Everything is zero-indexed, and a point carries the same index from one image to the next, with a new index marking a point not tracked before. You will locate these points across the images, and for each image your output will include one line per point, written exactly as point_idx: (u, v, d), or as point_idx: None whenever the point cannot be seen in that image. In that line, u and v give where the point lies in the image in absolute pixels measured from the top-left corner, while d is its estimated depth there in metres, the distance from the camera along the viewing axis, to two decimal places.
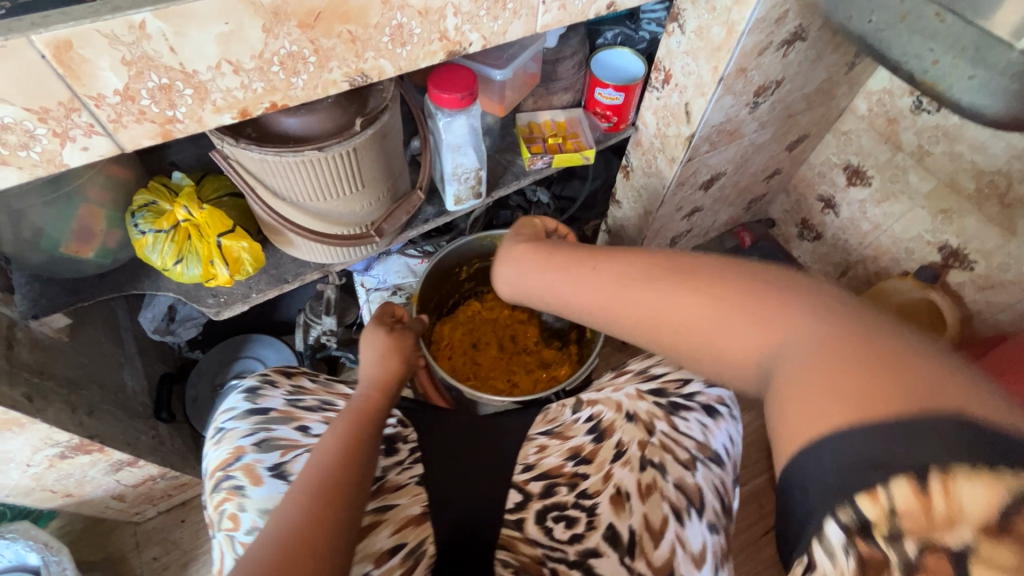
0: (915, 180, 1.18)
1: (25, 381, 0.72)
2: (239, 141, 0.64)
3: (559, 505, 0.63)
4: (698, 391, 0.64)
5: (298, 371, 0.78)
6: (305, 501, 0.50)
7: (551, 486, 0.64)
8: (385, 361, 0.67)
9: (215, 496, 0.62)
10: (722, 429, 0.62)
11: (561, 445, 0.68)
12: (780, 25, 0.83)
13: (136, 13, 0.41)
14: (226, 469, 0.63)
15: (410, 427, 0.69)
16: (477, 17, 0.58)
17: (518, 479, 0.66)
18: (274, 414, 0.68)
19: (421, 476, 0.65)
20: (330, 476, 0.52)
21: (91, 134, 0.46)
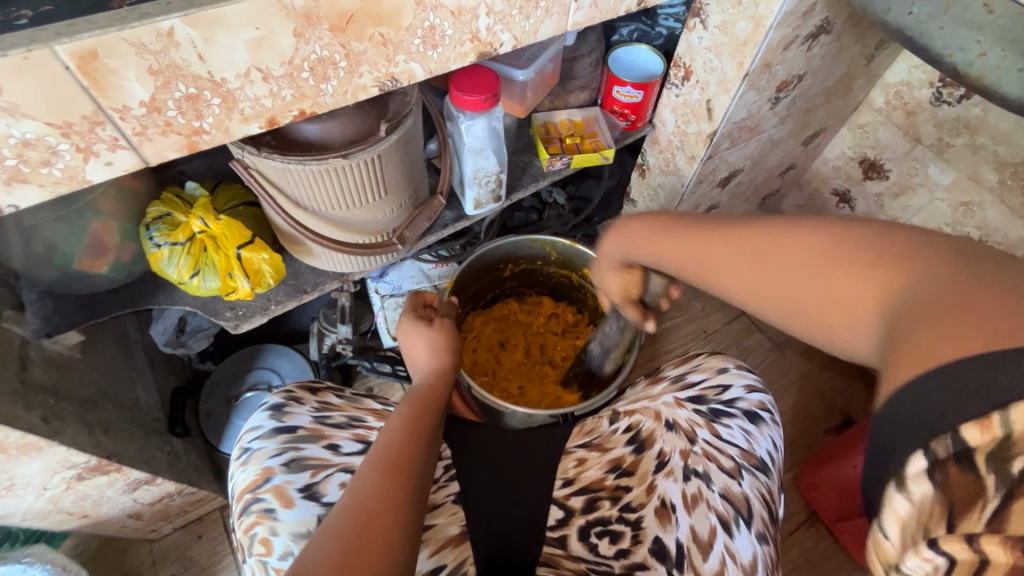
0: (935, 172, 1.16)
1: (40, 403, 0.69)
2: (261, 151, 0.61)
3: (603, 520, 0.61)
4: (739, 397, 0.67)
5: (323, 387, 0.76)
6: (374, 473, 0.49)
7: (593, 500, 0.62)
8: (436, 354, 0.67)
9: (244, 520, 0.59)
10: (765, 435, 0.65)
11: (601, 457, 0.67)
12: (807, 19, 0.81)
13: (164, 20, 0.38)
14: (255, 491, 0.60)
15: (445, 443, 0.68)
16: (510, 16, 0.55)
17: (558, 494, 0.63)
18: (302, 432, 0.66)
19: (458, 494, 0.63)
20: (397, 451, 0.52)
21: (115, 148, 0.44)
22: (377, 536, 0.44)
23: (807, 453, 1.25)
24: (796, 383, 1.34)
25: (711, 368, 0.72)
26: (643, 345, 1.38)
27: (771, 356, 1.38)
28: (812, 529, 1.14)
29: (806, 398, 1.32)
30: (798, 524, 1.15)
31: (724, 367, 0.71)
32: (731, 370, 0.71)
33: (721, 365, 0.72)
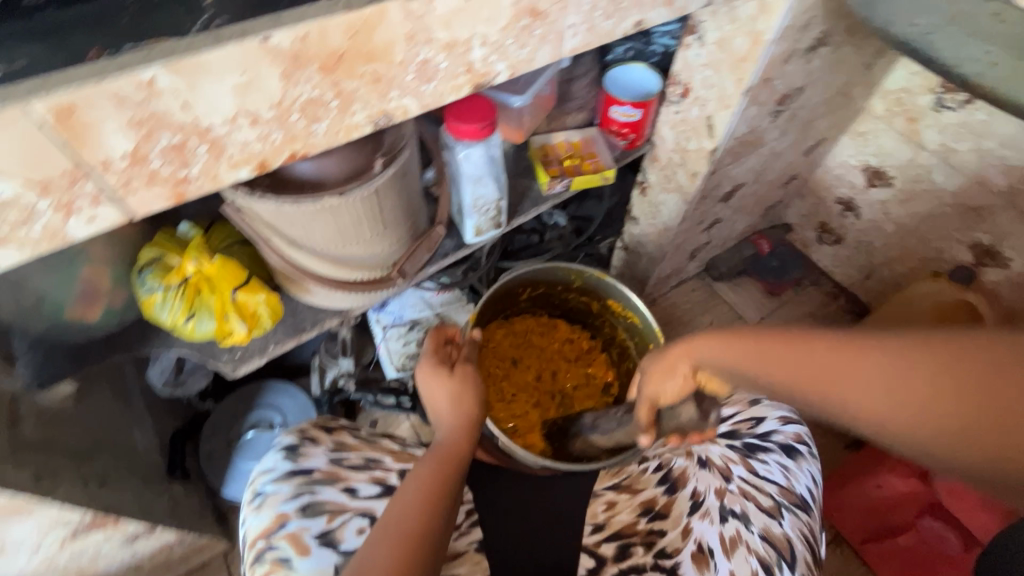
0: (941, 178, 1.15)
1: (33, 460, 0.67)
2: (253, 192, 0.59)
3: (637, 568, 0.57)
4: (774, 431, 0.67)
5: (338, 426, 0.73)
6: (388, 541, 0.48)
7: (626, 547, 0.59)
8: (460, 403, 0.63)
9: (257, 569, 0.56)
10: (804, 470, 0.63)
11: (631, 500, 0.64)
12: (805, 32, 0.80)
13: (144, 69, 0.36)
14: (270, 538, 0.57)
15: (466, 484, 0.65)
16: (504, 46, 0.54)
17: (588, 542, 0.60)
18: (319, 474, 0.63)
19: (480, 541, 0.60)
20: (413, 516, 0.50)
21: (97, 203, 0.42)
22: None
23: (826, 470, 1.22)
24: None
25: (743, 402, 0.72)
26: None
27: None
28: None
29: None
30: None
31: (756, 402, 0.72)
32: (764, 403, 0.70)
33: (753, 399, 0.72)
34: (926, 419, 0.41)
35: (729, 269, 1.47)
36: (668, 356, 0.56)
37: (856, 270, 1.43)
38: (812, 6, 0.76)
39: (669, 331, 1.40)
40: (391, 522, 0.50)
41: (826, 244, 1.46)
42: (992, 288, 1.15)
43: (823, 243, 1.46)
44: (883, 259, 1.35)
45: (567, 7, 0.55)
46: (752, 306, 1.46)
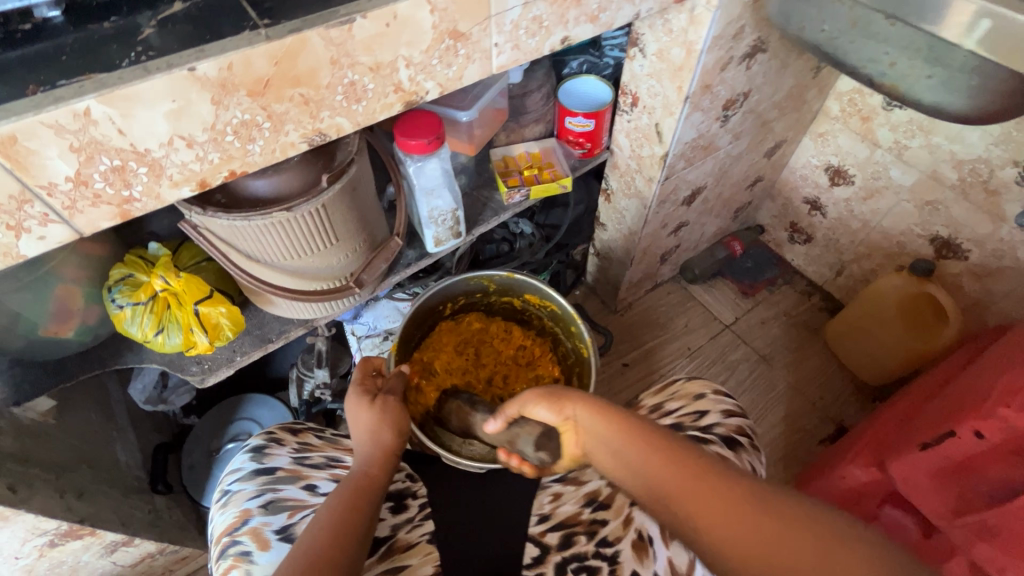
0: (898, 174, 1.18)
1: (10, 471, 0.70)
2: (206, 210, 0.63)
3: (580, 556, 0.59)
4: (716, 423, 0.68)
5: (304, 428, 0.77)
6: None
7: (570, 536, 0.61)
8: (376, 435, 0.63)
9: (221, 564, 0.58)
10: (746, 460, 0.64)
11: (577, 491, 0.66)
12: (738, 40, 0.83)
13: (78, 101, 0.41)
14: (233, 533, 0.59)
15: (420, 482, 0.68)
16: (430, 66, 0.58)
17: (534, 530, 0.62)
18: (281, 473, 0.66)
19: (433, 532, 0.62)
20: (315, 556, 0.49)
21: (46, 222, 0.46)
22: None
23: (802, 465, 1.24)
24: (786, 394, 1.33)
25: (688, 395, 0.73)
26: (627, 366, 1.38)
27: (757, 369, 1.37)
28: None
29: (797, 409, 1.31)
30: None
31: (702, 394, 0.72)
32: (708, 397, 0.72)
33: (699, 392, 0.73)
34: (710, 525, 0.46)
35: (703, 272, 1.47)
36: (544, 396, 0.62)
37: (828, 268, 1.45)
38: (741, 16, 0.80)
39: (644, 335, 1.43)
40: (291, 563, 0.48)
41: (798, 244, 1.48)
42: (954, 280, 1.18)
43: (795, 243, 1.49)
44: (852, 256, 1.37)
45: (488, 28, 0.59)
46: (728, 307, 1.47)
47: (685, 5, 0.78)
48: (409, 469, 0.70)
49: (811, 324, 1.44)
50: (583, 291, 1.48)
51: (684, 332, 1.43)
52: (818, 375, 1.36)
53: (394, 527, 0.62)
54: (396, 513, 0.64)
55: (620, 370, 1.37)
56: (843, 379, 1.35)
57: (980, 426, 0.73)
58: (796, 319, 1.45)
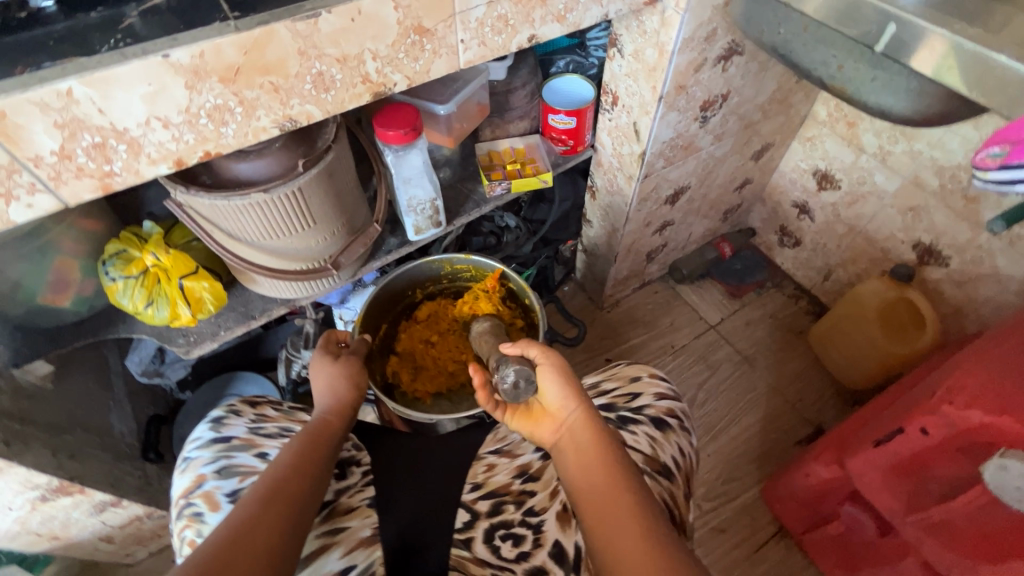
0: (881, 180, 1.18)
1: (5, 427, 0.75)
2: (190, 189, 0.68)
3: (507, 523, 0.65)
4: (647, 405, 0.74)
5: (264, 400, 0.79)
6: (252, 503, 0.55)
7: (500, 503, 0.66)
8: (334, 386, 0.71)
9: (179, 523, 0.64)
10: (671, 441, 0.71)
11: (510, 462, 0.71)
12: (711, 43, 0.86)
13: (61, 82, 0.45)
14: (188, 496, 0.65)
15: (365, 450, 0.72)
16: (397, 59, 0.62)
17: (467, 498, 0.67)
18: (236, 441, 0.69)
19: (373, 497, 0.67)
20: (278, 483, 0.57)
21: (33, 192, 0.51)
22: (245, 553, 0.50)
23: (776, 465, 1.25)
24: (766, 395, 1.35)
25: (625, 377, 0.79)
26: (610, 361, 1.40)
27: (738, 369, 1.39)
28: (782, 543, 1.15)
29: (775, 409, 1.32)
30: (766, 539, 1.16)
31: (638, 377, 0.79)
32: (644, 380, 0.78)
33: (636, 375, 0.79)
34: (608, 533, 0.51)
35: (691, 272, 1.48)
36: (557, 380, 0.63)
37: (815, 272, 1.45)
38: (712, 18, 0.82)
39: (629, 331, 1.45)
40: (257, 489, 0.57)
41: (787, 247, 1.49)
42: (935, 286, 1.18)
43: (784, 246, 1.49)
44: (838, 260, 1.38)
45: (453, 24, 0.63)
46: (714, 307, 1.49)
47: (656, 7, 0.81)
48: (357, 439, 0.74)
49: (796, 327, 1.45)
50: (571, 287, 1.51)
51: (668, 331, 1.45)
52: (799, 377, 1.37)
53: (338, 491, 0.67)
54: (339, 480, 0.68)
55: (603, 364, 1.40)
56: (825, 383, 1.36)
57: (926, 423, 0.72)
58: (781, 322, 1.46)
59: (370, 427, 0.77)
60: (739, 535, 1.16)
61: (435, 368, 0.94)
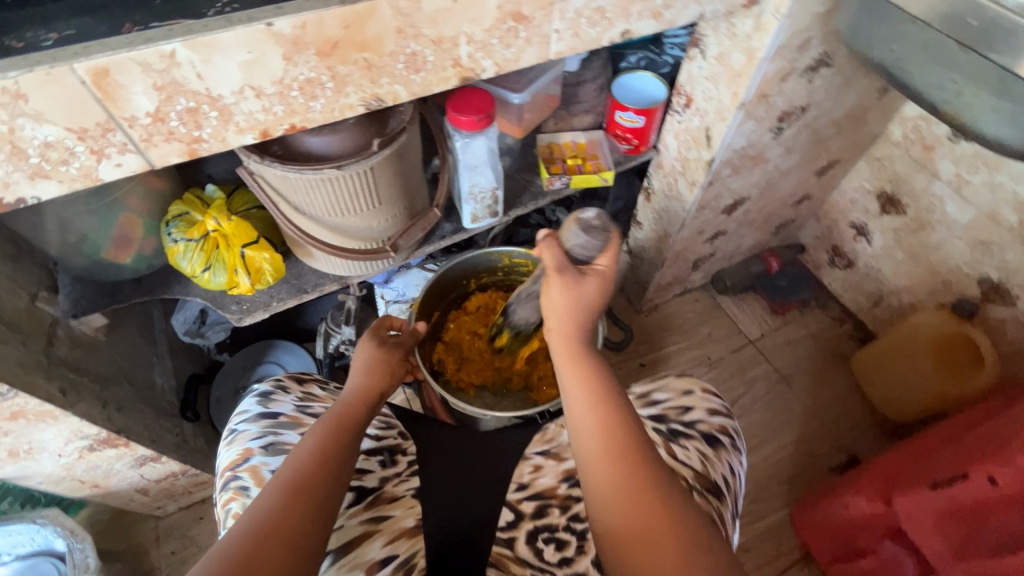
0: (952, 210, 1.13)
1: (61, 376, 0.76)
2: (264, 158, 0.67)
3: (551, 527, 0.63)
4: (699, 419, 0.71)
5: (310, 378, 0.79)
6: (279, 493, 0.53)
7: (545, 507, 0.65)
8: (367, 372, 0.70)
9: (223, 496, 0.64)
10: (723, 460, 0.68)
11: (557, 465, 0.69)
12: (803, 52, 0.82)
13: (166, 44, 0.44)
14: (234, 469, 0.65)
15: (411, 440, 0.72)
16: (490, 45, 0.60)
17: (512, 497, 0.67)
18: (283, 418, 0.70)
19: (417, 488, 0.67)
20: (306, 474, 0.56)
21: (124, 151, 0.50)
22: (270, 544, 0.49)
23: (806, 489, 1.23)
24: (801, 417, 1.32)
25: (677, 389, 0.75)
26: (644, 367, 1.38)
27: (775, 388, 1.36)
28: (806, 569, 1.13)
29: (810, 433, 1.29)
30: (790, 563, 1.14)
31: (690, 390, 0.75)
32: (696, 393, 0.74)
33: (689, 387, 0.75)
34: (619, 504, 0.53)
35: (735, 283, 1.45)
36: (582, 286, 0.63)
37: (864, 296, 1.41)
38: (810, 27, 0.78)
39: (666, 338, 1.42)
40: (283, 477, 0.55)
41: (837, 268, 1.44)
42: (996, 325, 1.14)
43: (835, 267, 1.44)
44: (892, 287, 1.33)
45: (551, 13, 0.60)
46: (754, 322, 1.45)
47: (752, 10, 0.77)
48: (404, 428, 0.73)
49: (838, 351, 1.41)
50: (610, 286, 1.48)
51: (706, 342, 1.42)
52: (838, 403, 1.34)
53: (383, 479, 0.67)
54: (385, 467, 0.68)
55: (636, 369, 1.38)
56: (864, 411, 1.33)
57: (994, 474, 0.71)
58: (823, 343, 1.42)
59: (416, 414, 0.76)
60: (763, 556, 1.15)
61: (482, 360, 0.95)
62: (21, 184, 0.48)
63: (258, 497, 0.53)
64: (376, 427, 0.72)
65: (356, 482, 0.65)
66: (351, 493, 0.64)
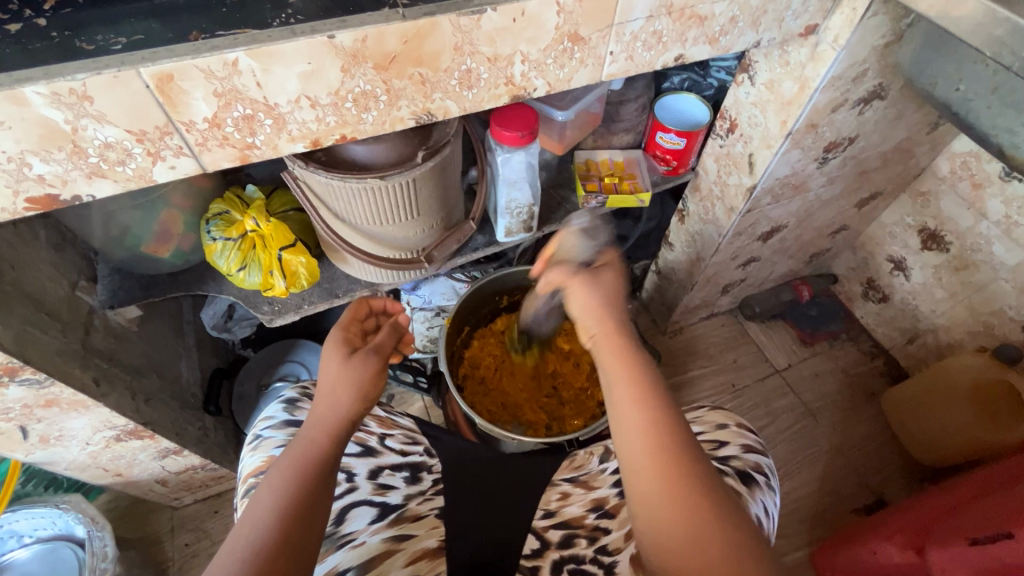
0: (1000, 251, 1.09)
1: (95, 365, 0.77)
2: (308, 165, 0.68)
3: (577, 558, 0.62)
4: (733, 455, 0.69)
5: None
6: (235, 568, 0.47)
7: (571, 536, 0.63)
8: (333, 396, 0.60)
9: (245, 502, 0.63)
10: (757, 498, 0.65)
11: (585, 494, 0.68)
12: (858, 83, 0.80)
13: (230, 52, 0.45)
14: (257, 476, 0.64)
15: (436, 458, 0.72)
16: (544, 65, 0.59)
17: (537, 525, 0.65)
18: None
19: (441, 508, 0.66)
20: (265, 540, 0.49)
21: (179, 155, 0.51)
22: None
23: (829, 529, 1.19)
24: (827, 453, 1.28)
25: (709, 423, 0.74)
26: (666, 390, 1.36)
27: (801, 422, 1.32)
28: None
29: (835, 470, 1.26)
30: None
31: (724, 425, 0.73)
32: (730, 429, 0.72)
33: (722, 422, 0.74)
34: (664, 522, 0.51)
35: (764, 311, 1.41)
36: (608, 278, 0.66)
37: (898, 333, 1.36)
38: (867, 59, 0.76)
39: (690, 362, 1.40)
40: (236, 550, 0.49)
41: (871, 301, 1.39)
42: None
43: (868, 300, 1.39)
44: (929, 325, 1.28)
45: (608, 35, 0.59)
46: (782, 352, 1.42)
47: (809, 39, 0.75)
48: (428, 444, 0.73)
49: (868, 387, 1.37)
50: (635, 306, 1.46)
51: (731, 368, 1.39)
52: (865, 442, 1.30)
53: (407, 496, 0.67)
54: (410, 484, 0.68)
55: None
56: (893, 453, 1.28)
57: None
58: (853, 379, 1.38)
59: (439, 429, 0.76)
60: None
61: (503, 379, 0.98)
62: (79, 182, 0.49)
63: (215, 567, 0.48)
64: (401, 442, 0.72)
65: (380, 497, 0.66)
66: (375, 509, 0.65)
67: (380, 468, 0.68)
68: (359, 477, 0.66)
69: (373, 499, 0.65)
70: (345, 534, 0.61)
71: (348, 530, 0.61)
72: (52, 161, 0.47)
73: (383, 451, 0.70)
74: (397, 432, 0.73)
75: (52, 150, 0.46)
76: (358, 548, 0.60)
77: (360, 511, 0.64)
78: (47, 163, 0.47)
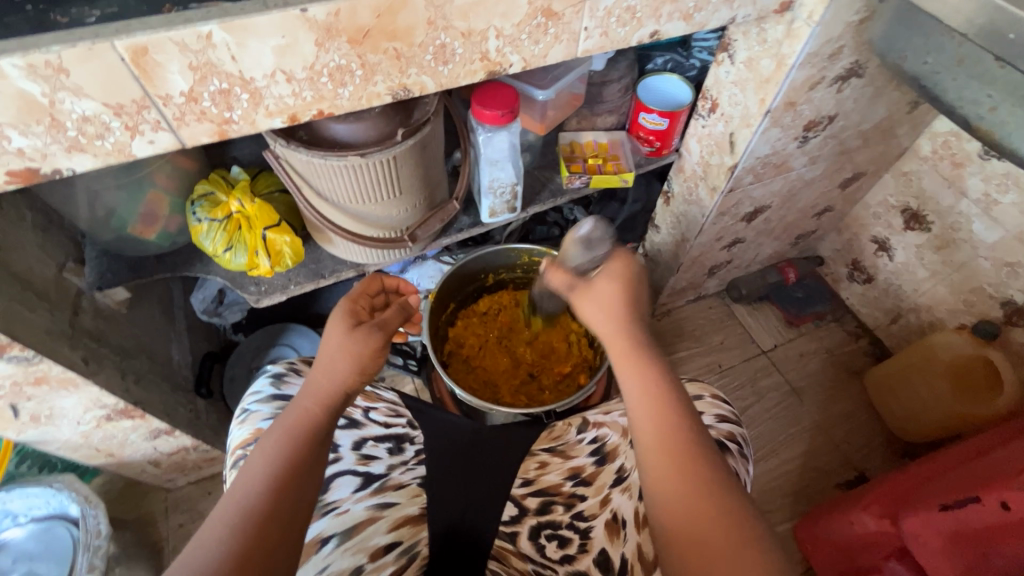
0: (979, 229, 1.10)
1: (83, 345, 0.78)
2: (290, 143, 0.68)
3: (554, 523, 0.65)
4: (708, 425, 0.70)
5: None
6: (223, 534, 0.48)
7: (548, 503, 0.66)
8: (329, 365, 0.60)
9: (233, 473, 0.65)
10: (729, 465, 0.67)
11: (563, 463, 0.69)
12: (834, 61, 0.81)
13: (203, 25, 0.45)
14: (245, 448, 0.66)
15: (418, 428, 0.73)
16: (519, 40, 0.60)
17: (517, 492, 0.67)
18: None
19: (423, 477, 0.68)
20: (254, 506, 0.50)
21: (157, 129, 0.52)
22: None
23: (811, 504, 1.22)
24: (810, 431, 1.30)
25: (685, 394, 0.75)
26: None
27: (786, 401, 1.34)
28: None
29: (819, 447, 1.28)
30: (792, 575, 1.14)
31: (699, 395, 0.75)
32: (705, 400, 0.74)
33: (697, 393, 0.75)
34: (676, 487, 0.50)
35: (750, 293, 1.43)
36: (629, 262, 0.62)
37: (883, 313, 1.38)
38: (842, 36, 0.77)
39: (677, 343, 1.41)
40: (225, 515, 0.50)
41: (856, 282, 1.41)
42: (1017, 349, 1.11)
43: (853, 281, 1.41)
44: (911, 304, 1.30)
45: (581, 11, 0.60)
46: (768, 333, 1.43)
47: (784, 16, 0.76)
48: (410, 416, 0.74)
49: (852, 367, 1.39)
50: None
51: (718, 349, 1.41)
52: (848, 419, 1.32)
53: (389, 466, 0.68)
54: (393, 454, 0.69)
55: None
56: (875, 429, 1.31)
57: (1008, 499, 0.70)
58: (836, 358, 1.40)
59: (423, 403, 0.76)
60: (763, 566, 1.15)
61: (487, 356, 1.00)
62: (58, 156, 0.50)
63: (202, 529, 0.49)
64: (384, 415, 0.72)
65: (364, 467, 0.66)
66: (359, 478, 0.65)
67: (364, 440, 0.69)
68: (343, 448, 0.67)
69: (357, 469, 0.66)
70: (329, 502, 0.62)
71: (331, 499, 0.62)
72: (30, 134, 0.47)
73: (366, 423, 0.70)
74: (380, 405, 0.73)
75: (30, 124, 0.47)
76: (342, 516, 0.62)
77: (343, 481, 0.64)
78: (25, 137, 0.47)
